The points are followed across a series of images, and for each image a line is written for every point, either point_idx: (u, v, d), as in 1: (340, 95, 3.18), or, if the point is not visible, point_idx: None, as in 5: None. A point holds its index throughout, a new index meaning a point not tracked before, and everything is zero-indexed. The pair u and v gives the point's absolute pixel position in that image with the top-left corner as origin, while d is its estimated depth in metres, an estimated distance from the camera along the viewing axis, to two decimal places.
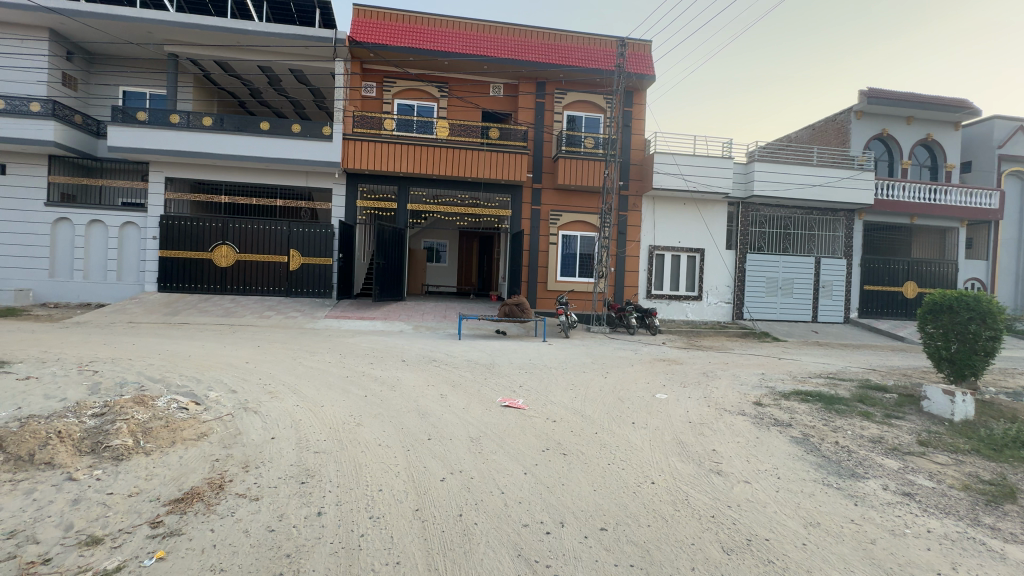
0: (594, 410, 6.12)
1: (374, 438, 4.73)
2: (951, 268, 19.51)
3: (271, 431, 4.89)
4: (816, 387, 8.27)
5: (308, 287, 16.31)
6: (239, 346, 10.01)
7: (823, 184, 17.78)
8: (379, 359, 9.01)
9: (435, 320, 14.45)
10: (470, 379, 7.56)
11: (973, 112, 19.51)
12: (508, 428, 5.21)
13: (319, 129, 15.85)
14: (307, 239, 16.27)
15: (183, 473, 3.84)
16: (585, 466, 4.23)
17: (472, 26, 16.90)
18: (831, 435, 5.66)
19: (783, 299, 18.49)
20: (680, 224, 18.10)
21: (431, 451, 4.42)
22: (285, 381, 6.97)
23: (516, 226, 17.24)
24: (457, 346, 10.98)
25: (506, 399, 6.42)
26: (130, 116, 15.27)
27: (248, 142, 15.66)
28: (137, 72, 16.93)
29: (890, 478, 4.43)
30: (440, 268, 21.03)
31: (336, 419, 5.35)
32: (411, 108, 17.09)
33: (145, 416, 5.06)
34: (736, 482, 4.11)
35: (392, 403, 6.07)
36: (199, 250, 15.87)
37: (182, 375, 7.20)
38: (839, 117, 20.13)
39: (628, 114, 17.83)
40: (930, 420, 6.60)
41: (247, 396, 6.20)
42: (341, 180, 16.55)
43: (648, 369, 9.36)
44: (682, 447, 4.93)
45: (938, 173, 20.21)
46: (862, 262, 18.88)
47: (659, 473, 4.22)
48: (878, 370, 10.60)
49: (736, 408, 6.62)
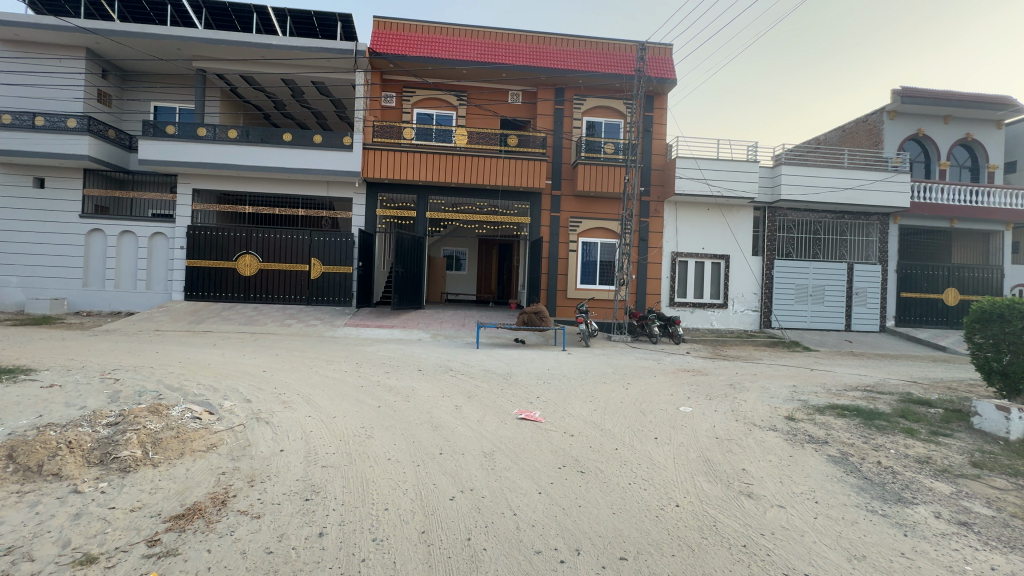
0: (614, 424, 5.85)
1: (385, 452, 4.58)
2: (997, 274, 18.43)
3: (281, 443, 4.79)
4: (852, 401, 7.77)
5: (328, 295, 16.45)
6: (258, 354, 10.06)
7: (855, 187, 17.09)
8: (395, 368, 8.90)
9: (453, 329, 14.34)
10: (486, 390, 7.35)
11: (1017, 110, 18.51)
12: (523, 443, 4.99)
13: (340, 140, 16.08)
14: (328, 248, 16.42)
15: (188, 487, 3.75)
16: (604, 486, 3.98)
17: (491, 35, 16.91)
18: (872, 454, 5.25)
19: (814, 307, 17.77)
20: (704, 230, 17.63)
21: (442, 467, 4.22)
22: (300, 391, 6.90)
23: (535, 234, 17.06)
24: (474, 355, 10.81)
25: (523, 411, 6.20)
26: (160, 130, 15.75)
27: (271, 154, 15.93)
28: (168, 89, 17.53)
29: (943, 505, 4.03)
30: (459, 276, 20.98)
31: (348, 430, 5.23)
32: (430, 117, 17.19)
33: (157, 426, 5.03)
34: (768, 506, 3.79)
35: (406, 414, 5.92)
36: (223, 259, 16.20)
37: (199, 384, 7.21)
38: (870, 118, 19.36)
39: (649, 119, 17.52)
40: (982, 438, 6.10)
41: (261, 405, 6.15)
42: (361, 189, 16.60)
43: (672, 380, 8.98)
44: (709, 465, 4.61)
45: (979, 174, 19.20)
46: (898, 268, 18.01)
47: (683, 493, 3.93)
48: (921, 382, 9.95)
49: (766, 423, 6.26)
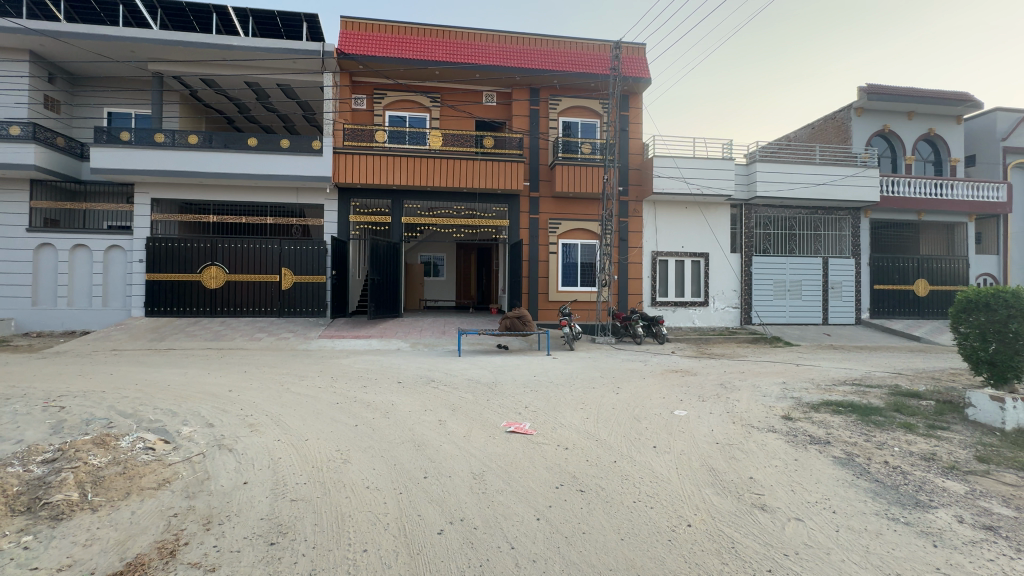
0: (609, 433, 5.52)
1: (362, 478, 4.14)
2: (962, 264, 19.04)
3: (245, 474, 4.28)
4: (845, 397, 7.65)
5: (301, 306, 15.76)
6: (224, 372, 9.39)
7: (828, 183, 17.32)
8: (373, 381, 8.39)
9: (433, 337, 13.86)
10: (470, 401, 6.93)
11: (975, 105, 19.11)
12: (516, 460, 4.59)
13: (308, 144, 15.42)
14: (299, 257, 15.75)
15: (132, 535, 3.24)
16: (607, 506, 3.63)
17: (463, 34, 16.55)
18: (877, 453, 5.06)
19: (792, 301, 17.95)
20: (683, 228, 17.61)
21: (427, 494, 3.80)
22: (269, 412, 6.36)
23: (514, 236, 16.73)
24: (455, 363, 10.36)
25: (511, 423, 5.80)
26: (113, 136, 14.80)
27: (236, 160, 15.17)
28: (122, 93, 16.58)
29: (962, 507, 3.82)
30: (437, 282, 20.48)
31: (321, 455, 4.75)
32: (402, 119, 16.71)
33: (102, 461, 4.45)
34: (786, 520, 3.49)
35: (385, 433, 5.46)
36: (187, 272, 15.35)
37: (156, 409, 6.57)
38: (838, 115, 19.73)
39: (625, 119, 17.43)
40: (979, 430, 5.99)
41: (224, 430, 5.59)
42: (332, 196, 16.06)
43: (662, 382, 8.73)
44: (714, 475, 4.31)
45: (942, 167, 19.80)
46: (871, 261, 18.34)
47: (693, 510, 3.61)
48: (905, 374, 9.96)
49: (764, 424, 6.03)
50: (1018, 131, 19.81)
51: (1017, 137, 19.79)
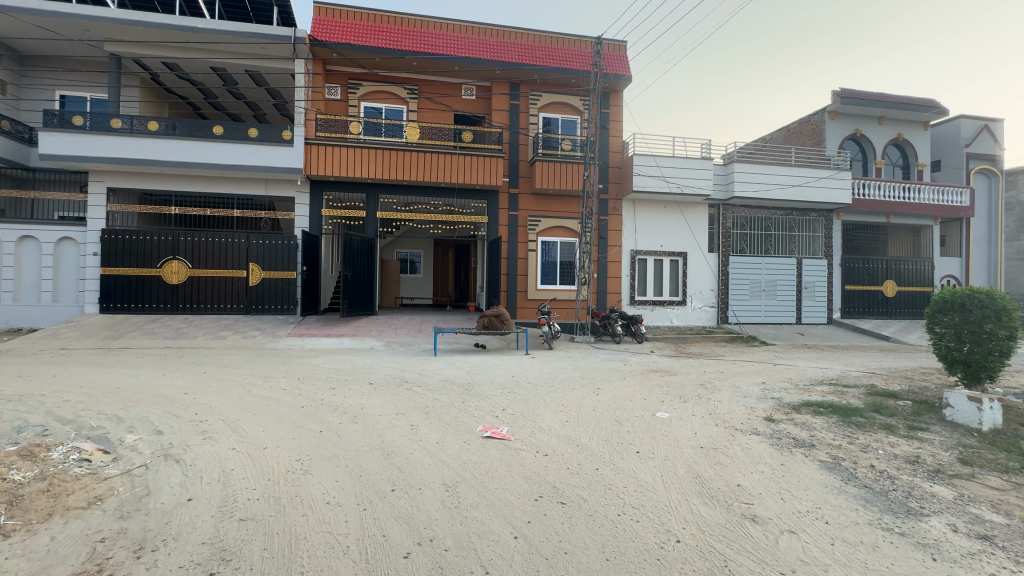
0: (591, 437, 5.26)
1: (323, 492, 3.77)
2: (928, 266, 19.61)
3: (190, 489, 3.85)
4: (824, 397, 7.60)
5: (270, 303, 15.08)
6: (181, 373, 8.78)
7: (803, 184, 17.55)
8: (343, 382, 7.95)
9: (409, 335, 13.43)
10: (446, 404, 6.59)
11: (942, 112, 19.66)
12: (492, 469, 4.29)
13: (278, 133, 14.76)
14: (268, 252, 15.07)
15: (46, 567, 2.81)
16: (590, 521, 3.36)
17: (442, 25, 16.11)
18: (862, 456, 4.93)
19: (767, 301, 18.15)
20: (662, 227, 17.58)
21: (394, 510, 3.46)
22: (226, 417, 5.90)
23: (493, 233, 16.39)
24: (431, 363, 9.98)
25: (488, 428, 5.51)
26: (66, 120, 13.89)
27: (200, 148, 14.36)
28: (76, 75, 15.57)
29: (954, 514, 3.68)
30: (414, 279, 19.99)
31: (279, 465, 4.36)
32: (378, 110, 16.16)
33: (25, 477, 3.98)
34: (779, 533, 3.30)
35: (353, 439, 5.08)
36: (146, 267, 14.51)
37: (99, 414, 6.01)
38: (812, 118, 20.04)
39: (606, 116, 17.29)
40: (957, 431, 5.96)
41: (175, 438, 5.12)
42: (304, 188, 15.41)
43: (643, 383, 8.54)
44: (701, 484, 4.09)
45: (910, 172, 20.34)
46: (842, 262, 18.69)
47: (681, 524, 3.39)
48: (879, 373, 10.05)
49: (748, 427, 5.87)
50: (980, 138, 20.55)
51: (979, 143, 20.50)
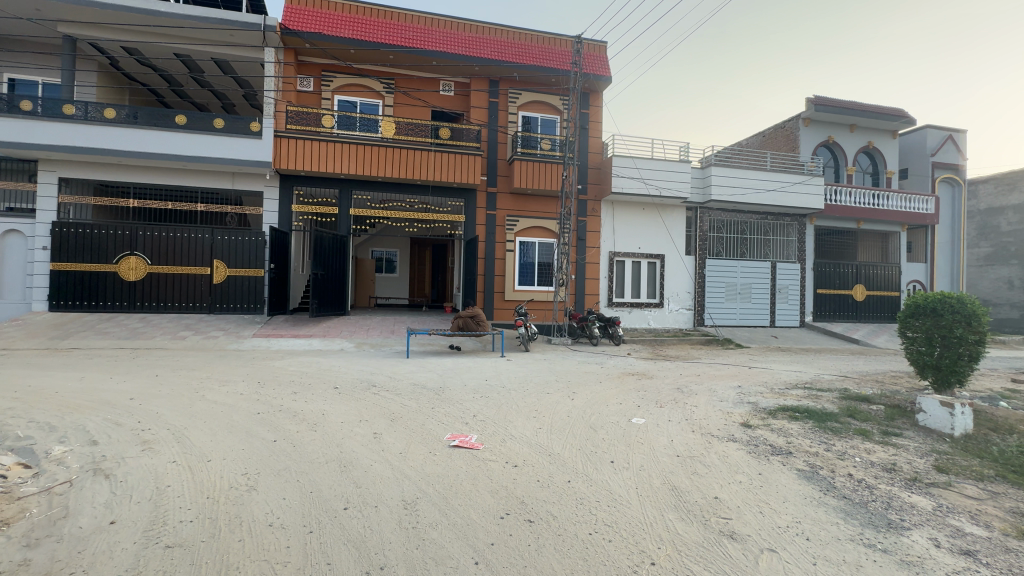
0: (564, 446, 5.00)
1: (266, 512, 3.41)
2: (895, 271, 20.12)
3: (114, 510, 3.44)
4: (800, 402, 7.53)
5: (235, 303, 14.44)
6: (130, 376, 8.19)
7: (778, 189, 17.77)
8: (307, 387, 7.51)
9: (381, 337, 12.98)
10: (413, 410, 6.26)
11: (909, 121, 20.19)
12: (457, 483, 3.98)
13: (245, 125, 14.12)
14: (234, 249, 14.45)
15: None
16: (558, 541, 3.12)
17: (420, 19, 15.72)
18: (839, 464, 4.82)
19: (742, 304, 18.30)
20: (640, 229, 17.54)
21: (343, 533, 3.13)
22: (172, 425, 5.44)
23: (470, 232, 16.08)
24: (402, 366, 9.59)
25: (455, 436, 5.20)
26: (14, 105, 13.05)
27: (161, 139, 13.64)
28: (27, 58, 14.62)
29: (935, 527, 3.56)
30: (389, 279, 19.49)
31: (221, 480, 3.96)
32: (353, 104, 15.69)
33: None
34: (759, 552, 3.11)
35: (308, 450, 4.70)
36: (101, 262, 13.69)
37: (29, 422, 5.48)
38: (787, 124, 20.34)
39: (585, 116, 17.16)
40: (931, 437, 5.93)
41: (110, 449, 4.66)
42: (273, 182, 14.80)
43: (619, 387, 8.34)
44: (677, 496, 3.88)
45: (879, 179, 20.84)
46: (815, 266, 19.00)
47: (657, 543, 3.16)
48: (851, 377, 10.10)
49: (724, 433, 5.72)
50: (944, 148, 21.21)
51: (943, 153, 21.16)
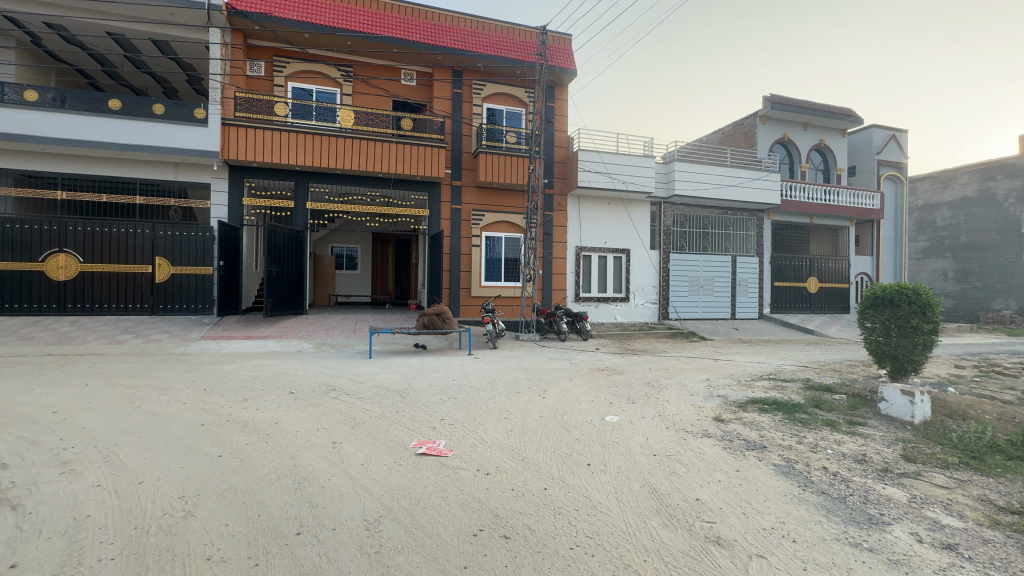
0: (537, 449, 4.75)
1: (204, 543, 2.98)
2: (845, 264, 21.06)
3: (17, 550, 2.91)
4: (767, 393, 7.59)
5: (181, 303, 13.45)
6: (56, 386, 7.35)
7: (737, 185, 18.17)
8: (260, 393, 6.95)
9: (341, 337, 12.37)
10: (376, 415, 5.86)
11: (857, 121, 21.12)
12: (425, 496, 3.66)
13: (188, 111, 13.10)
14: (179, 246, 13.46)
15: None
16: (538, 560, 2.85)
17: (379, 4, 15.06)
18: (814, 457, 4.78)
19: (705, 297, 18.67)
20: (606, 224, 17.54)
21: (295, 564, 2.75)
22: (100, 443, 4.82)
23: (434, 227, 15.61)
24: (364, 367, 9.12)
25: (422, 442, 4.88)
26: None
27: (93, 125, 12.47)
28: None
29: (914, 521, 3.52)
30: (351, 276, 18.74)
31: (153, 507, 3.46)
32: (308, 92, 14.90)
33: None
34: (748, 558, 2.95)
35: (258, 465, 4.24)
36: (24, 260, 12.38)
37: None
38: (745, 122, 20.87)
39: (551, 109, 16.96)
40: (893, 425, 6.05)
41: (20, 475, 4.04)
42: (221, 174, 13.84)
43: (590, 383, 8.19)
44: (658, 500, 3.71)
45: (830, 176, 21.72)
46: (772, 260, 19.62)
47: (643, 554, 2.96)
48: (811, 366, 10.37)
49: (698, 428, 5.63)
50: (889, 147, 22.30)
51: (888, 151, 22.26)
